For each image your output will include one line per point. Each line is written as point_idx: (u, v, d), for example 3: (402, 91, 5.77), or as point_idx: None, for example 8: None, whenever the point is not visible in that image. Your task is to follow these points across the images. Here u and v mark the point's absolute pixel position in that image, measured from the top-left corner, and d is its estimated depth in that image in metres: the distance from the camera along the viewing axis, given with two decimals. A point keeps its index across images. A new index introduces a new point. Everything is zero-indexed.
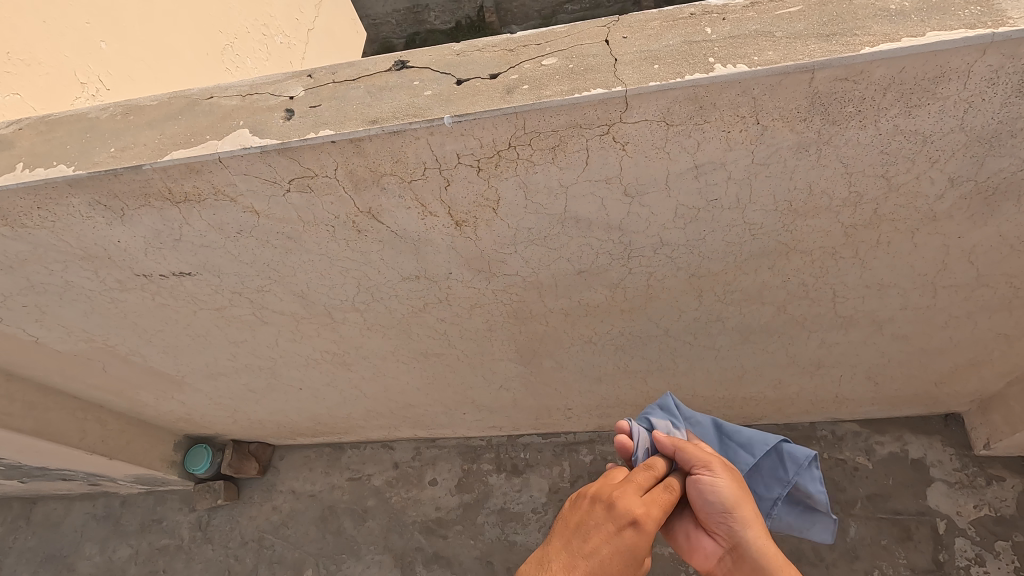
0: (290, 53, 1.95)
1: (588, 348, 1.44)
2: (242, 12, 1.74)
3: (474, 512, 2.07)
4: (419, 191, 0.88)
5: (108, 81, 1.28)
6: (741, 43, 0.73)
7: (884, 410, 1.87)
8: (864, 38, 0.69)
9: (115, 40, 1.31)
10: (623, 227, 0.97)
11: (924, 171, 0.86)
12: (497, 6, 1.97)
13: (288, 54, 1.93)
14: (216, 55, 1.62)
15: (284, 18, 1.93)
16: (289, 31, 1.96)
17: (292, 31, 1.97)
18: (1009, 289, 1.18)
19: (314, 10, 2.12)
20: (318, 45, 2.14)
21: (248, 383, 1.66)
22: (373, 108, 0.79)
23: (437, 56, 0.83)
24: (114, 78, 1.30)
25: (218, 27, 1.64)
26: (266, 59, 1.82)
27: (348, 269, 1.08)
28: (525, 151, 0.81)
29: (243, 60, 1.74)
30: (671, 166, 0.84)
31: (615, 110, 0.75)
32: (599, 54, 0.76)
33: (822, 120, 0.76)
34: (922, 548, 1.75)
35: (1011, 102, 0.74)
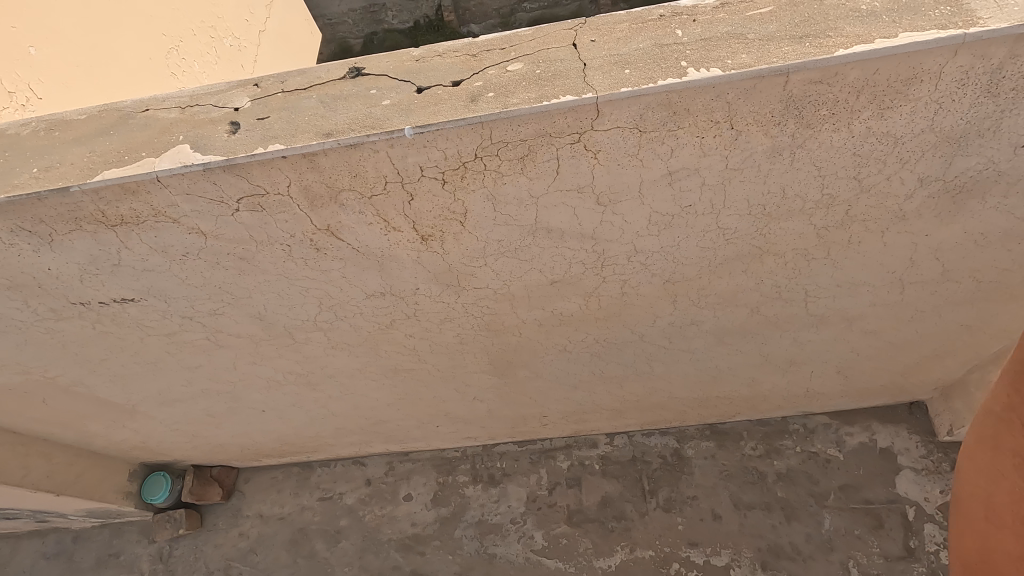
0: (241, 56, 1.86)
1: (563, 357, 1.40)
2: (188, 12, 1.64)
3: (451, 526, 2.02)
4: (381, 207, 0.82)
5: (41, 90, 1.18)
6: (713, 46, 0.70)
7: (853, 401, 1.90)
8: (837, 40, 0.67)
9: (47, 45, 1.21)
10: (596, 236, 0.94)
11: (895, 172, 0.85)
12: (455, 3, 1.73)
13: (239, 58, 1.84)
14: (160, 60, 1.51)
15: (235, 20, 1.84)
16: (240, 34, 1.86)
17: (243, 33, 1.87)
18: (973, 283, 1.20)
19: (265, 11, 2.01)
20: (272, 46, 2.02)
21: (207, 409, 1.56)
22: (327, 120, 0.74)
23: (395, 62, 0.78)
24: (47, 87, 1.20)
25: (162, 30, 1.53)
26: (216, 63, 1.72)
27: (308, 289, 1.02)
28: (492, 162, 0.76)
29: (191, 63, 1.63)
30: (644, 173, 0.81)
31: (586, 118, 0.71)
32: (566, 59, 0.72)
33: (796, 124, 0.74)
34: (894, 535, 1.78)
35: (980, 101, 0.74)
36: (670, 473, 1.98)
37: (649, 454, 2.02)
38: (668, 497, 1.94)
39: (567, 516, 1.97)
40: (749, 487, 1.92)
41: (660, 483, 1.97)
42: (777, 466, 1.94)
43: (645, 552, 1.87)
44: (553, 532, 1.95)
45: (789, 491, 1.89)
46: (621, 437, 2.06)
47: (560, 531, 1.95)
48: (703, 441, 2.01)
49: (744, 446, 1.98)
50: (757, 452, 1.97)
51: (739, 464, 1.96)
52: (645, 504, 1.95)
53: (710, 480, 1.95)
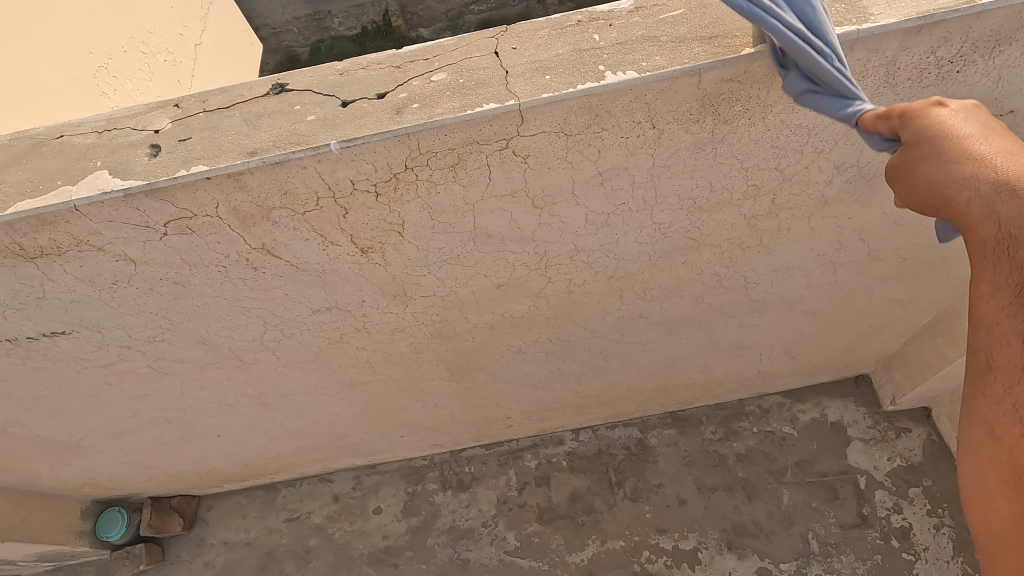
0: (177, 72, 1.72)
1: (519, 358, 1.42)
2: (116, 26, 1.50)
3: (423, 535, 2.01)
4: (315, 222, 0.82)
5: None
6: (628, 50, 0.72)
7: (803, 379, 1.98)
8: (743, 39, 0.71)
9: None
10: (536, 238, 0.95)
11: (812, 161, 0.90)
12: (402, 11, 2.13)
13: (175, 74, 1.70)
14: (87, 80, 1.37)
15: (167, 35, 1.70)
16: (173, 48, 1.72)
17: (178, 49, 1.75)
18: (898, 260, 1.27)
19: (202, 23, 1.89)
20: (210, 59, 1.92)
21: (158, 438, 1.51)
22: (251, 138, 0.73)
23: (318, 77, 0.77)
24: None
25: (87, 47, 1.39)
26: (150, 80, 1.59)
27: (251, 308, 1.00)
28: (424, 172, 0.77)
29: (122, 82, 1.50)
30: (575, 175, 0.83)
31: (511, 124, 0.72)
32: (489, 68, 0.74)
33: (714, 120, 0.77)
34: (848, 504, 1.87)
35: (881, 91, 0.78)
36: (635, 463, 2.02)
37: (614, 446, 2.05)
38: (635, 487, 1.98)
39: (538, 515, 1.98)
40: (711, 470, 1.97)
41: (626, 474, 2.00)
42: (736, 447, 2.00)
43: (615, 543, 1.91)
44: (525, 532, 1.96)
45: (749, 471, 1.95)
46: (586, 432, 2.09)
47: (532, 530, 1.96)
48: (665, 429, 2.06)
49: (705, 430, 2.04)
50: (717, 435, 2.02)
51: (701, 449, 2.01)
52: (613, 495, 1.98)
53: (674, 466, 1.99)
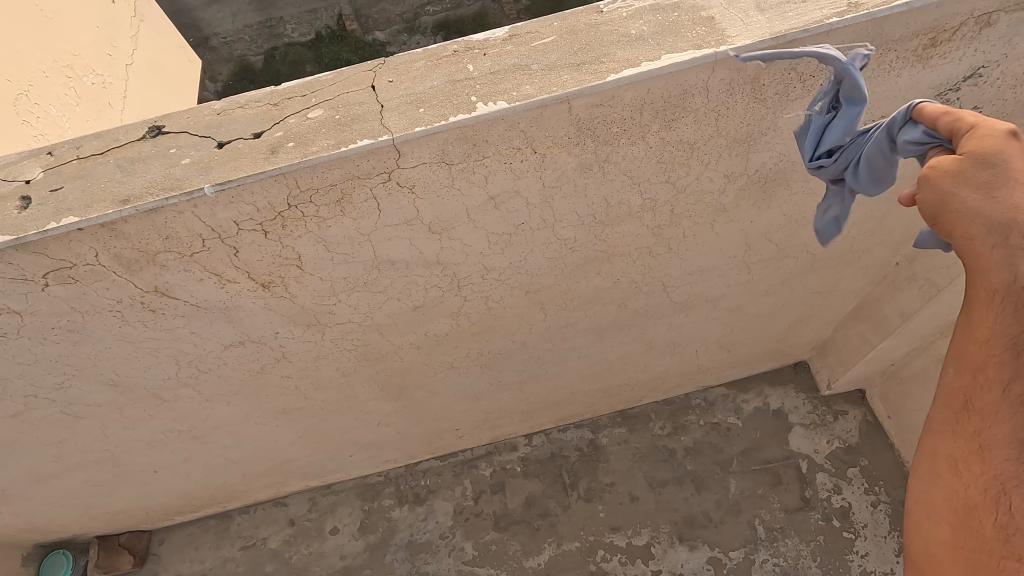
0: (107, 94, 1.55)
1: (453, 373, 1.43)
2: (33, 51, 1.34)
3: (381, 552, 2.01)
4: (206, 263, 0.81)
5: None
6: (500, 79, 0.73)
7: (743, 370, 2.04)
8: (609, 65, 0.73)
9: None
10: (442, 261, 0.96)
11: (701, 173, 0.93)
12: (356, 15, 2.36)
13: (104, 95, 1.53)
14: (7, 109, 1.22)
15: (90, 55, 1.52)
16: (101, 69, 1.55)
17: (104, 69, 1.56)
18: (808, 256, 1.32)
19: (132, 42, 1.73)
20: (143, 80, 1.74)
21: (91, 479, 1.47)
22: (125, 185, 0.72)
23: (195, 118, 0.76)
24: None
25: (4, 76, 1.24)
26: (79, 104, 1.43)
27: (159, 348, 0.98)
28: (309, 208, 0.77)
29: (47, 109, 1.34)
30: (467, 201, 0.84)
31: (389, 158, 0.73)
32: (364, 102, 0.74)
33: (594, 142, 0.79)
34: (791, 489, 1.93)
35: (752, 106, 0.81)
36: (588, 464, 2.05)
37: (567, 449, 2.08)
38: (588, 487, 2.01)
39: (494, 523, 1.99)
40: (661, 465, 2.02)
41: (580, 475, 2.03)
42: (684, 441, 2.05)
43: (571, 544, 1.93)
44: (482, 541, 1.97)
45: (697, 463, 2.00)
46: (539, 437, 2.11)
47: (490, 538, 1.98)
48: (615, 428, 2.09)
49: (653, 426, 2.08)
50: (666, 431, 2.07)
51: (651, 445, 2.05)
52: (567, 498, 2.00)
53: (626, 464, 2.03)
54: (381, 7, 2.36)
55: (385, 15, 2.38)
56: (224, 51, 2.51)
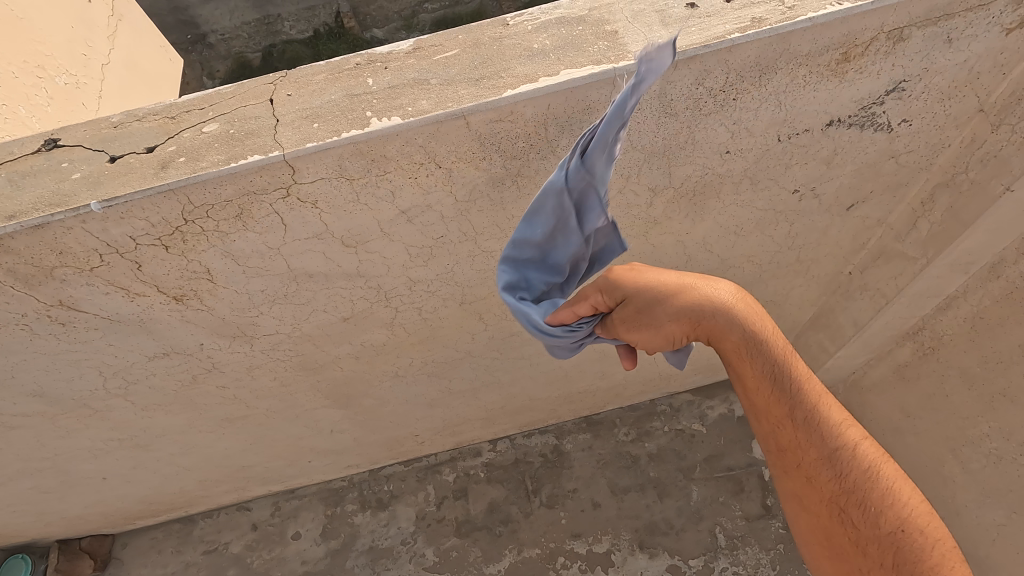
0: (81, 96, 1.51)
1: (401, 381, 1.42)
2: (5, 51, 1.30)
3: (343, 558, 2.00)
4: (109, 277, 0.80)
5: None
6: (397, 94, 0.72)
7: (708, 376, 2.03)
8: (507, 80, 0.71)
9: None
10: (364, 274, 0.95)
11: (624, 186, 0.92)
12: (354, 13, 2.41)
13: (77, 97, 1.49)
14: None
15: (65, 54, 1.47)
16: (74, 70, 1.50)
17: (79, 69, 1.52)
18: (755, 266, 1.31)
19: (107, 42, 1.68)
20: (118, 82, 1.69)
21: (37, 486, 1.47)
22: (12, 200, 0.70)
23: (92, 131, 0.75)
24: None
25: None
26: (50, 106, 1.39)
27: (79, 361, 0.97)
28: (207, 223, 0.76)
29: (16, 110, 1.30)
30: (377, 215, 0.83)
31: (283, 174, 0.72)
32: (260, 116, 0.73)
33: (500, 157, 0.78)
34: (753, 496, 1.92)
35: (664, 121, 0.80)
36: (551, 470, 2.04)
37: (531, 454, 2.07)
38: (550, 494, 2.00)
39: (456, 529, 1.99)
40: (624, 472, 2.01)
41: (542, 481, 2.03)
42: (648, 447, 2.04)
43: (532, 551, 1.93)
44: (443, 547, 1.96)
45: (659, 470, 2.00)
46: (503, 442, 2.10)
47: (451, 544, 1.97)
48: (579, 434, 2.09)
49: (618, 433, 2.07)
50: (629, 437, 2.06)
51: (614, 451, 2.04)
52: (529, 504, 2.00)
53: (588, 470, 2.02)
54: (379, 5, 2.41)
55: (383, 12, 2.43)
56: (221, 48, 2.55)
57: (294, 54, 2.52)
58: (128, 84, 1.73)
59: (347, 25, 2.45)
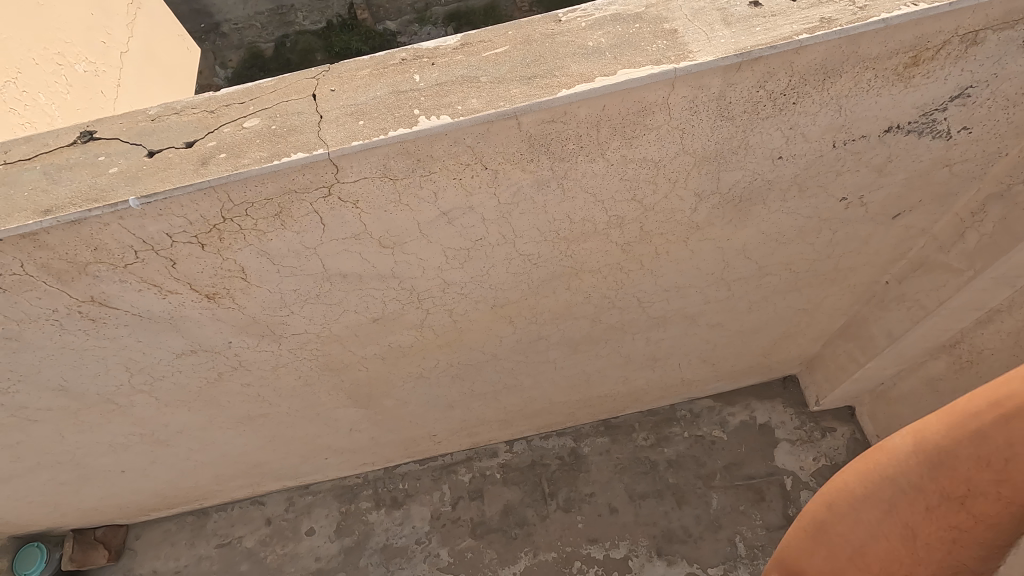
0: (99, 83, 1.48)
1: (423, 383, 1.39)
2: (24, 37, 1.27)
3: (356, 555, 1.98)
4: (143, 274, 0.78)
5: None
6: (446, 92, 0.69)
7: (730, 383, 1.99)
8: (561, 79, 0.68)
9: None
10: (397, 275, 0.92)
11: (670, 191, 0.88)
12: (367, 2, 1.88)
13: (96, 84, 1.46)
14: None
15: (84, 42, 1.45)
16: (94, 57, 1.48)
17: (98, 56, 1.49)
18: (791, 274, 1.27)
19: (127, 29, 1.64)
20: (137, 69, 1.66)
21: (55, 478, 1.45)
22: (48, 194, 0.68)
23: (129, 123, 0.73)
24: None
25: None
26: (70, 94, 1.37)
27: (105, 357, 0.96)
28: (245, 222, 0.73)
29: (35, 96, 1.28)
30: (417, 216, 0.80)
31: (327, 173, 0.69)
32: (303, 112, 0.70)
33: (548, 158, 0.75)
34: (774, 506, 1.89)
35: (720, 125, 0.77)
36: (568, 473, 2.02)
37: (548, 457, 2.05)
38: (567, 497, 1.98)
39: (471, 530, 1.97)
40: (642, 477, 1.98)
41: (559, 484, 2.00)
42: (667, 453, 2.01)
43: (547, 554, 1.90)
44: (458, 547, 1.95)
45: (678, 476, 1.97)
46: (520, 444, 2.08)
47: (465, 545, 1.95)
48: (597, 437, 2.06)
49: (636, 437, 2.04)
50: (648, 442, 2.03)
51: (632, 456, 2.02)
52: (545, 507, 1.97)
53: (606, 475, 2.00)
54: None
55: (397, 2, 1.91)
56: (233, 37, 1.99)
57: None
58: (147, 71, 1.70)
59: (359, 16, 1.90)
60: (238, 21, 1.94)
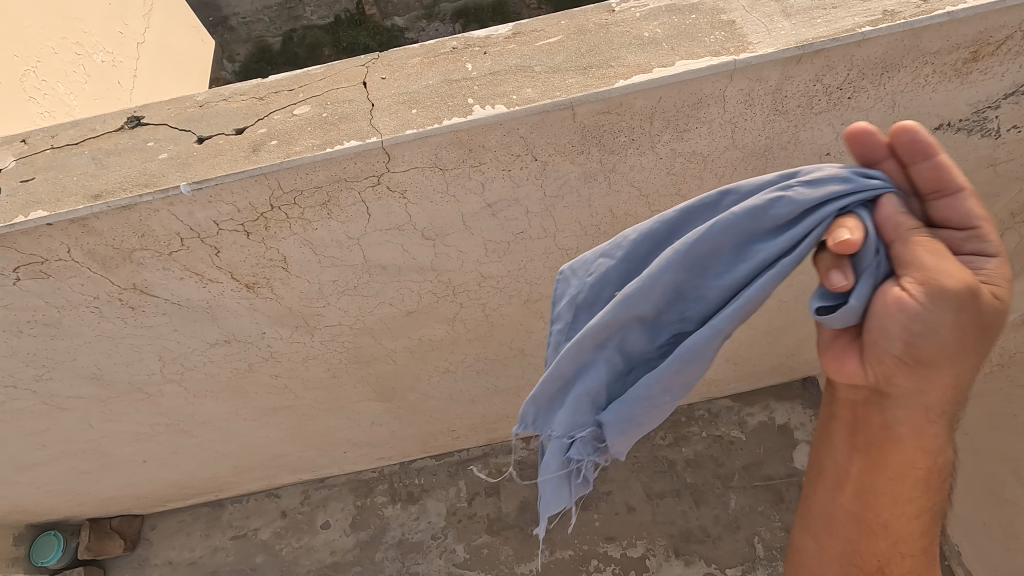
0: (117, 74, 1.48)
1: (448, 377, 1.38)
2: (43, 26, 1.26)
3: (372, 550, 1.98)
4: (186, 261, 0.77)
5: None
6: (499, 81, 0.68)
7: (749, 383, 1.98)
8: (618, 70, 0.67)
9: None
10: (436, 267, 0.92)
11: (715, 186, 0.87)
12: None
13: (114, 76, 1.46)
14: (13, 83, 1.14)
15: (101, 33, 1.45)
16: (110, 47, 1.48)
17: (115, 47, 1.49)
18: (824, 274, 1.26)
19: (143, 20, 1.64)
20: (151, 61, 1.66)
21: (78, 467, 1.45)
22: (97, 179, 0.68)
23: (177, 110, 0.72)
24: None
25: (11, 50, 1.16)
26: (86, 83, 1.35)
27: (140, 345, 0.95)
28: (293, 210, 0.72)
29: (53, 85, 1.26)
30: (462, 207, 0.79)
31: (378, 162, 0.68)
32: (354, 100, 0.69)
33: (599, 150, 0.74)
34: (793, 507, 1.88)
35: (773, 119, 0.76)
36: None
37: None
38: (584, 496, 1.97)
39: (487, 526, 1.96)
40: (660, 476, 1.97)
41: None
42: (685, 452, 2.00)
43: (564, 552, 1.90)
44: (474, 543, 1.94)
45: (696, 476, 1.96)
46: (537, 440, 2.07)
47: (482, 541, 1.94)
48: None
49: (654, 436, 2.03)
50: (666, 441, 2.02)
51: (650, 455, 2.00)
52: (562, 505, 1.97)
53: (623, 473, 1.99)
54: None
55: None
56: (245, 34, 1.94)
57: (314, 39, 2.33)
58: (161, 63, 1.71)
59: (368, 13, 2.24)
60: (248, 16, 2.37)
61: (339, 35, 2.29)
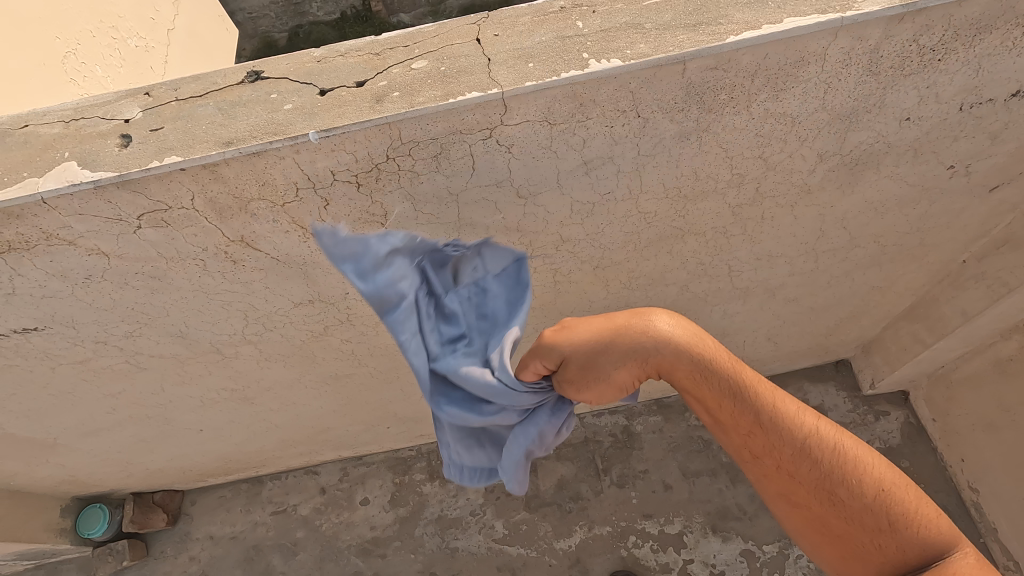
0: (150, 58, 1.62)
1: (504, 349, 1.41)
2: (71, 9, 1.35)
3: (411, 525, 2.01)
4: (296, 213, 0.80)
5: None
6: (612, 38, 0.71)
7: (785, 365, 2.01)
8: (728, 27, 0.70)
9: None
10: (521, 228, 0.94)
11: (796, 149, 0.90)
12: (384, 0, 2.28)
13: (146, 60, 1.60)
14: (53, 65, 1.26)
15: (134, 19, 1.58)
16: (143, 33, 1.61)
17: (148, 33, 1.63)
18: (878, 247, 1.29)
19: (171, 8, 1.78)
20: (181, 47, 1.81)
21: (138, 435, 1.48)
22: (226, 128, 0.70)
23: (296, 64, 0.75)
24: None
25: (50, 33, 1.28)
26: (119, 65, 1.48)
27: (229, 303, 0.98)
28: (405, 162, 0.75)
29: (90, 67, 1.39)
30: (560, 164, 0.82)
31: (494, 114, 0.71)
32: (470, 56, 0.72)
33: (698, 109, 0.77)
34: None
35: (865, 80, 0.78)
36: (621, 450, 2.04)
37: (600, 434, 2.07)
38: (621, 474, 2.00)
39: (525, 503, 1.99)
40: (696, 456, 2.00)
41: (612, 461, 2.02)
42: None
43: (602, 529, 1.93)
44: (513, 520, 1.97)
45: (732, 456, 1.99)
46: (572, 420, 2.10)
47: (520, 517, 1.97)
48: (650, 416, 2.08)
49: (689, 417, 2.06)
50: (701, 422, 2.05)
51: (686, 435, 2.03)
52: (599, 483, 2.00)
53: (659, 453, 2.02)
54: None
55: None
56: (247, 26, 2.39)
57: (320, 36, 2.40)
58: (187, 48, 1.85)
59: (376, 9, 2.31)
60: (252, 11, 2.32)
61: (346, 30, 2.36)
